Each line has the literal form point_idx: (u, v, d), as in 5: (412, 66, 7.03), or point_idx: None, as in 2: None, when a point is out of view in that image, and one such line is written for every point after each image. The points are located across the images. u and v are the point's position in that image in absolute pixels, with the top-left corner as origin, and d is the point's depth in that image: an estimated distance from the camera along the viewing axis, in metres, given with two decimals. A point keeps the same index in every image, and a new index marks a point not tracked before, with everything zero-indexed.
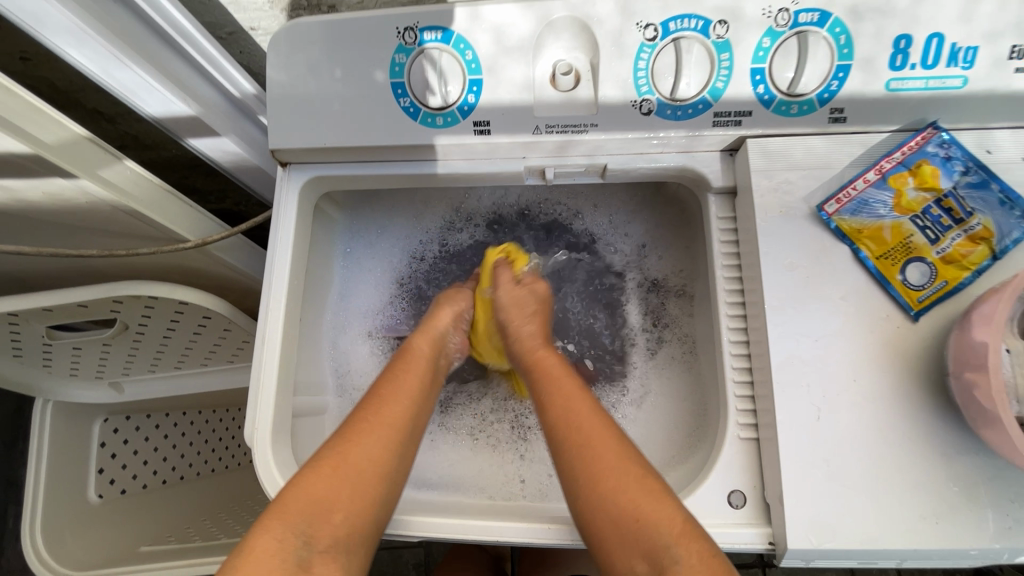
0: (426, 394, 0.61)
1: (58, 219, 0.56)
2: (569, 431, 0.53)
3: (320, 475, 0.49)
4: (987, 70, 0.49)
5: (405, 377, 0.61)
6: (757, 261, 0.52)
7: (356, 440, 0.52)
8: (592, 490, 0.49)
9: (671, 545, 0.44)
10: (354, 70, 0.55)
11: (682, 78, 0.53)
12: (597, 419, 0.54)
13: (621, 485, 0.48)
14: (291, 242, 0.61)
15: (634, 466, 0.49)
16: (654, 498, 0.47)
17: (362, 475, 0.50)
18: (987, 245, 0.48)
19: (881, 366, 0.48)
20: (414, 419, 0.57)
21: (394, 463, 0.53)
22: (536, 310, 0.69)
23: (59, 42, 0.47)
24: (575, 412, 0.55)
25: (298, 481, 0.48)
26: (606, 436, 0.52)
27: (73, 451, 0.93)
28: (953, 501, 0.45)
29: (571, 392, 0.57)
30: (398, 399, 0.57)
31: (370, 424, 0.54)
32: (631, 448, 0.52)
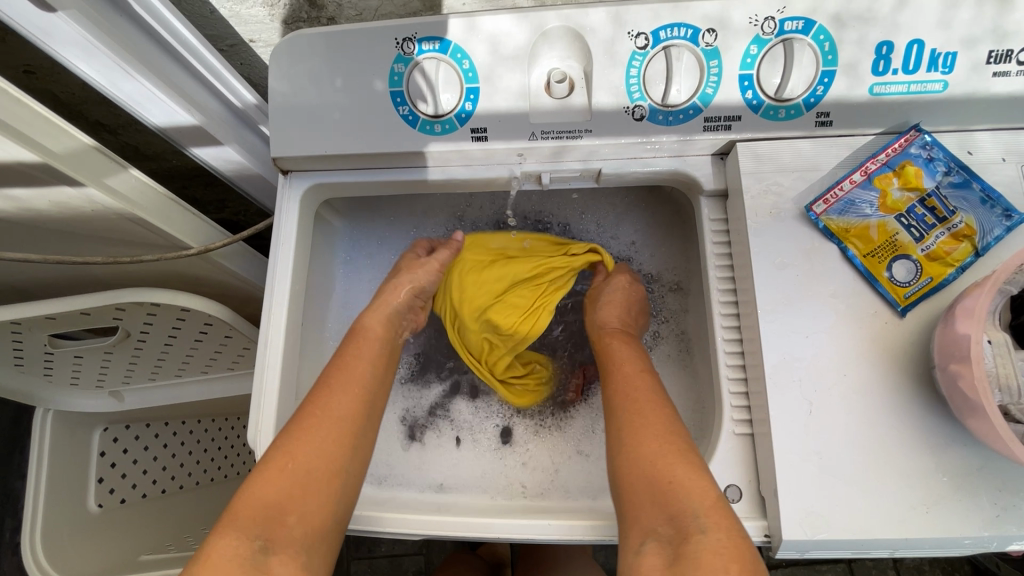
0: (379, 383, 0.62)
1: (62, 227, 0.56)
2: (631, 402, 0.57)
3: (270, 479, 0.51)
4: (966, 74, 0.51)
5: (354, 367, 0.61)
6: (749, 261, 0.53)
7: (303, 438, 0.54)
8: (636, 457, 0.52)
9: (700, 515, 0.46)
10: (355, 80, 0.57)
11: (673, 85, 0.54)
12: (650, 401, 0.57)
13: (662, 457, 0.51)
14: (292, 248, 0.63)
15: (676, 443, 0.52)
16: (692, 471, 0.49)
17: (311, 474, 0.52)
18: (969, 243, 0.49)
19: (871, 360, 0.49)
20: (364, 410, 0.59)
21: (342, 456, 0.55)
22: (631, 304, 0.70)
23: (67, 54, 0.49)
24: (634, 386, 0.59)
25: (253, 486, 0.51)
26: (653, 415, 0.55)
27: (73, 460, 0.93)
28: (943, 491, 0.46)
29: (631, 370, 0.61)
30: (346, 391, 0.58)
31: (316, 421, 0.55)
32: (674, 427, 0.54)
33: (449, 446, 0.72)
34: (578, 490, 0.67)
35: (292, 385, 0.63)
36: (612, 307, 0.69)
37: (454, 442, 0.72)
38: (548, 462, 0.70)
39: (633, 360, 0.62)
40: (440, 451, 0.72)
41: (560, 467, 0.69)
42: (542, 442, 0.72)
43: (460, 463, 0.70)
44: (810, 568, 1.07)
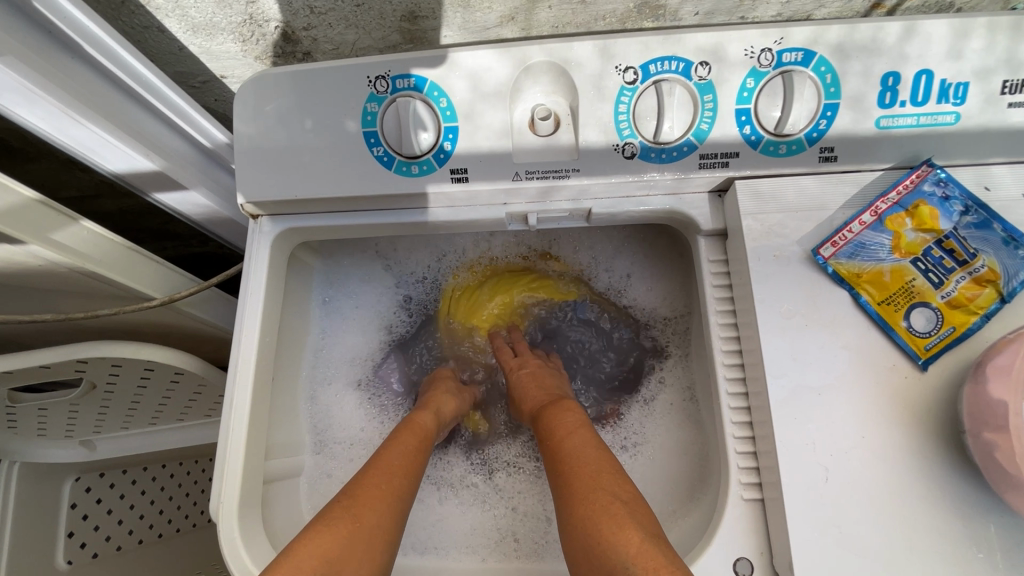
0: (423, 460, 0.59)
1: (9, 283, 0.52)
2: (561, 468, 0.54)
3: (334, 533, 0.47)
4: (979, 106, 0.48)
5: (412, 438, 0.60)
6: (753, 310, 0.49)
7: (365, 500, 0.51)
8: (569, 520, 0.49)
9: (630, 566, 0.42)
10: (326, 120, 0.53)
11: (665, 121, 0.51)
12: (582, 455, 0.54)
13: (588, 517, 0.47)
14: (262, 296, 0.58)
15: (606, 495, 0.49)
16: (616, 522, 0.46)
17: (371, 538, 0.49)
18: (994, 288, 0.45)
19: (891, 420, 0.45)
20: (415, 484, 0.56)
21: (394, 529, 0.52)
22: (551, 380, 0.68)
23: (8, 103, 0.45)
24: (563, 451, 0.55)
25: (309, 539, 0.46)
26: (586, 468, 0.52)
27: (39, 516, 0.86)
28: (978, 570, 0.41)
29: (573, 429, 0.58)
30: (404, 464, 0.56)
31: (378, 484, 0.53)
32: (611, 477, 0.51)
33: (434, 501, 0.67)
34: None
35: (262, 444, 0.58)
36: (529, 389, 0.66)
37: (438, 499, 0.67)
38: (542, 519, 0.64)
39: (567, 418, 0.59)
40: (429, 504, 0.66)
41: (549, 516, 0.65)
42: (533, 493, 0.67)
43: (445, 522, 0.64)
44: None
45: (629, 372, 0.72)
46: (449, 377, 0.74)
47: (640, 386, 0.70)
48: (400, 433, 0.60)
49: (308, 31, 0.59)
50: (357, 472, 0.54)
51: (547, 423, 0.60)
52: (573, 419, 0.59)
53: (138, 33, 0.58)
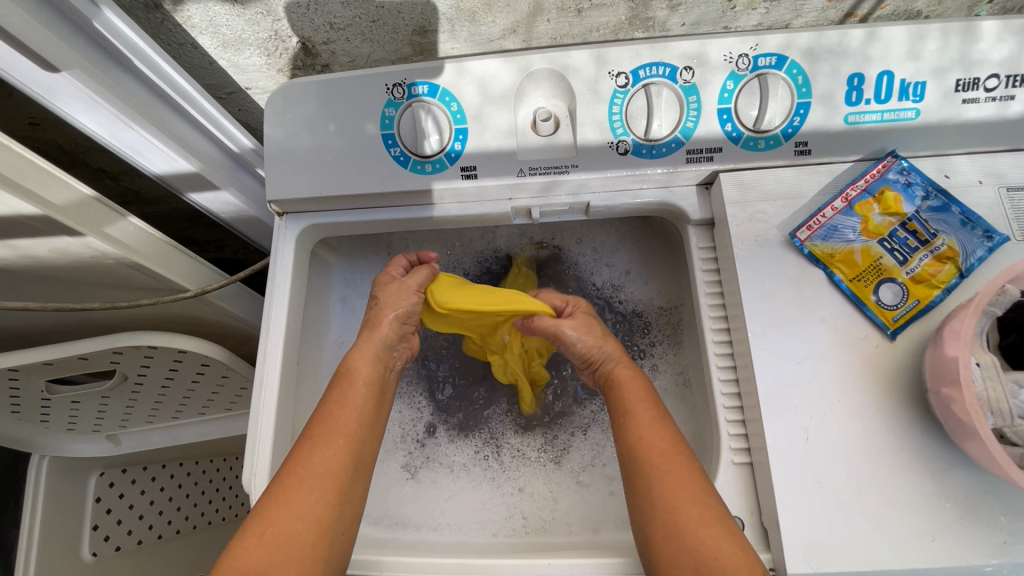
0: (370, 427, 0.57)
1: (63, 275, 0.58)
2: (643, 453, 0.52)
3: (248, 547, 0.47)
4: (937, 102, 0.53)
5: (341, 410, 0.56)
6: (738, 290, 0.54)
7: (286, 502, 0.49)
8: (665, 515, 0.48)
9: None
10: (347, 124, 0.59)
11: (654, 120, 0.56)
12: (666, 444, 0.53)
13: (691, 520, 0.47)
14: (289, 286, 0.63)
15: (704, 499, 0.48)
16: (716, 532, 0.46)
17: (294, 540, 0.48)
18: (953, 264, 0.50)
19: (865, 384, 0.49)
20: (350, 457, 0.54)
21: (334, 515, 0.51)
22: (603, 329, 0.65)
23: (70, 110, 0.51)
24: (651, 434, 0.53)
25: (231, 559, 0.46)
26: (677, 462, 0.51)
27: (66, 510, 0.91)
28: (948, 518, 0.45)
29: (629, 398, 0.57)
30: (332, 447, 0.53)
31: (299, 479, 0.50)
32: (699, 476, 0.50)
33: (446, 480, 0.70)
34: (581, 522, 0.66)
35: (288, 425, 0.63)
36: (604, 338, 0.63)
37: (450, 479, 0.70)
38: (549, 497, 0.68)
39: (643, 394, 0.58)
40: (441, 483, 0.70)
41: (559, 497, 0.68)
42: (541, 474, 0.70)
43: (456, 500, 0.68)
44: None
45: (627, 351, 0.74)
46: (394, 277, 0.65)
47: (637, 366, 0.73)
48: (327, 408, 0.56)
49: (328, 45, 0.64)
50: (281, 465, 0.52)
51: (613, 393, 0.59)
52: (640, 392, 0.58)
53: (174, 50, 0.63)
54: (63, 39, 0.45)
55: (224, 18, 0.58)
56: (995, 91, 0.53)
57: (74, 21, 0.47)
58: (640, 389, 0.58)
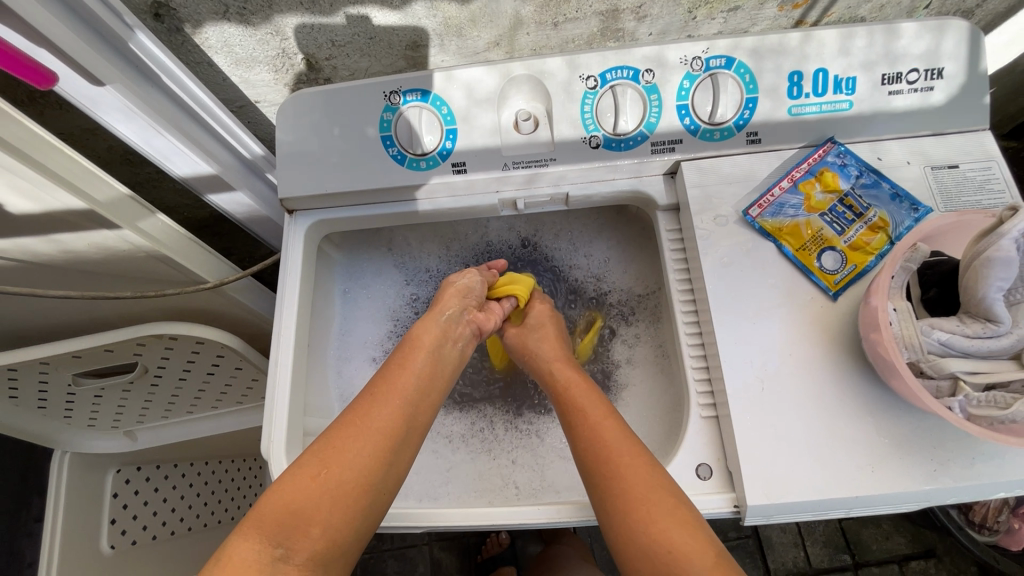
0: (429, 395, 0.60)
1: (97, 268, 0.64)
2: (599, 455, 0.55)
3: (298, 485, 0.50)
4: (867, 93, 0.61)
5: (403, 372, 0.59)
6: (699, 263, 0.61)
7: (336, 449, 0.52)
8: (628, 522, 0.50)
9: None
10: (350, 129, 0.66)
11: (621, 117, 0.64)
12: (621, 441, 0.55)
13: (662, 522, 0.49)
14: (299, 275, 0.70)
15: (666, 497, 0.51)
16: (685, 531, 0.48)
17: (343, 484, 0.51)
18: (884, 233, 0.58)
19: (811, 339, 0.56)
20: (407, 418, 0.56)
21: (381, 471, 0.53)
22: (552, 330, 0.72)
23: (109, 119, 0.58)
24: (604, 436, 0.56)
25: (279, 494, 0.50)
26: (632, 462, 0.53)
27: (88, 503, 0.94)
28: (884, 450, 0.52)
29: (598, 427, 0.57)
30: (388, 403, 0.56)
31: (353, 431, 0.54)
32: (652, 470, 0.53)
33: (446, 451, 0.76)
34: (569, 487, 0.70)
35: (301, 401, 0.69)
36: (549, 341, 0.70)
37: (449, 451, 0.76)
38: (540, 464, 0.74)
39: (595, 403, 0.60)
40: (440, 455, 0.76)
41: (547, 463, 0.74)
42: (532, 443, 0.76)
43: (453, 471, 0.74)
44: (766, 543, 1.26)
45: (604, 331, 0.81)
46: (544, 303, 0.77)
47: (614, 344, 0.80)
48: (389, 370, 0.60)
49: (330, 60, 0.72)
50: (340, 416, 0.56)
51: (580, 419, 0.59)
52: (592, 395, 0.61)
53: (192, 67, 0.70)
54: (106, 58, 0.53)
55: (238, 39, 0.65)
56: (917, 83, 0.61)
57: (114, 45, 0.54)
58: (609, 418, 0.58)
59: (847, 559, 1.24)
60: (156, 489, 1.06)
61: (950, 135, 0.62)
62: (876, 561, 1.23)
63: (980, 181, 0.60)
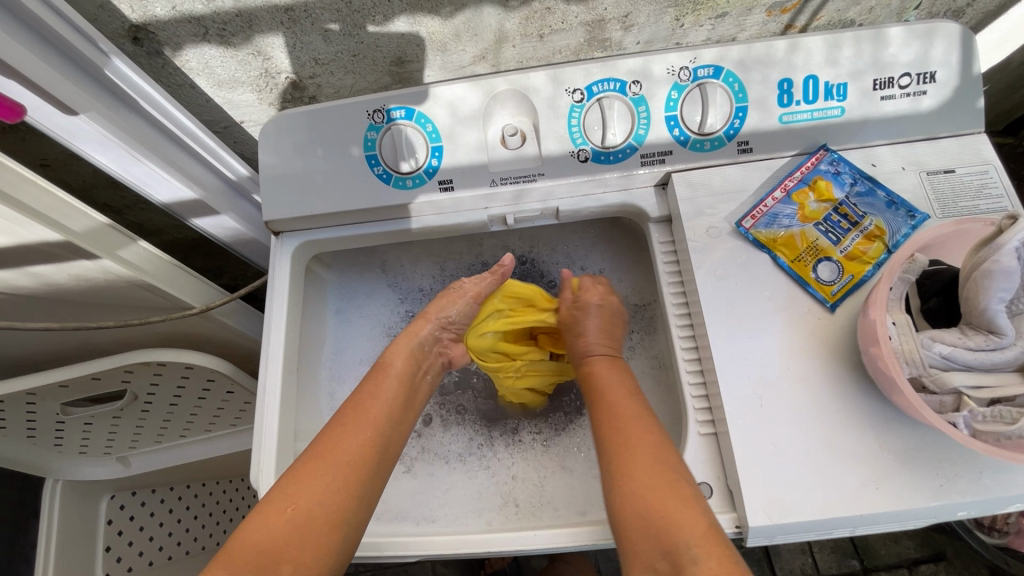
0: (399, 422, 0.61)
1: (78, 298, 0.63)
2: (612, 432, 0.58)
3: (267, 523, 0.50)
4: (858, 101, 0.60)
5: (366, 403, 0.60)
6: (693, 276, 0.59)
7: (305, 484, 0.53)
8: (627, 486, 0.53)
9: (693, 547, 0.46)
10: (333, 149, 0.65)
11: (609, 130, 0.63)
12: (637, 418, 0.58)
13: (653, 487, 0.51)
14: (286, 297, 0.69)
15: (669, 470, 0.52)
16: (682, 501, 0.49)
17: (311, 519, 0.51)
18: (881, 242, 0.57)
19: (810, 352, 0.55)
20: (376, 448, 0.57)
21: (349, 503, 0.53)
22: (609, 321, 0.69)
23: (87, 148, 0.57)
24: (619, 412, 0.59)
25: (249, 527, 0.51)
26: (641, 437, 0.56)
27: (81, 532, 0.92)
28: (889, 466, 0.50)
29: (620, 411, 0.59)
30: (355, 434, 0.57)
31: (321, 465, 0.54)
32: (657, 442, 0.55)
33: (442, 472, 0.74)
34: (567, 506, 0.69)
35: (291, 427, 0.67)
36: (591, 331, 0.68)
37: (445, 471, 0.74)
38: (537, 484, 0.72)
39: (619, 385, 0.63)
40: (436, 476, 0.73)
41: (544, 481, 0.72)
42: (529, 461, 0.74)
43: (449, 492, 0.72)
44: (774, 551, 1.24)
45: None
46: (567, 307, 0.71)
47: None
48: (357, 399, 0.60)
49: (314, 78, 0.70)
50: (307, 448, 0.56)
51: (604, 409, 0.61)
52: (619, 380, 0.64)
53: (173, 90, 0.69)
54: (81, 87, 0.52)
55: (219, 61, 0.64)
56: (909, 88, 0.60)
57: (89, 71, 0.53)
58: (627, 400, 0.61)
59: (856, 565, 1.22)
60: (152, 514, 1.04)
61: (943, 139, 0.60)
62: (885, 565, 1.21)
63: (978, 186, 0.59)
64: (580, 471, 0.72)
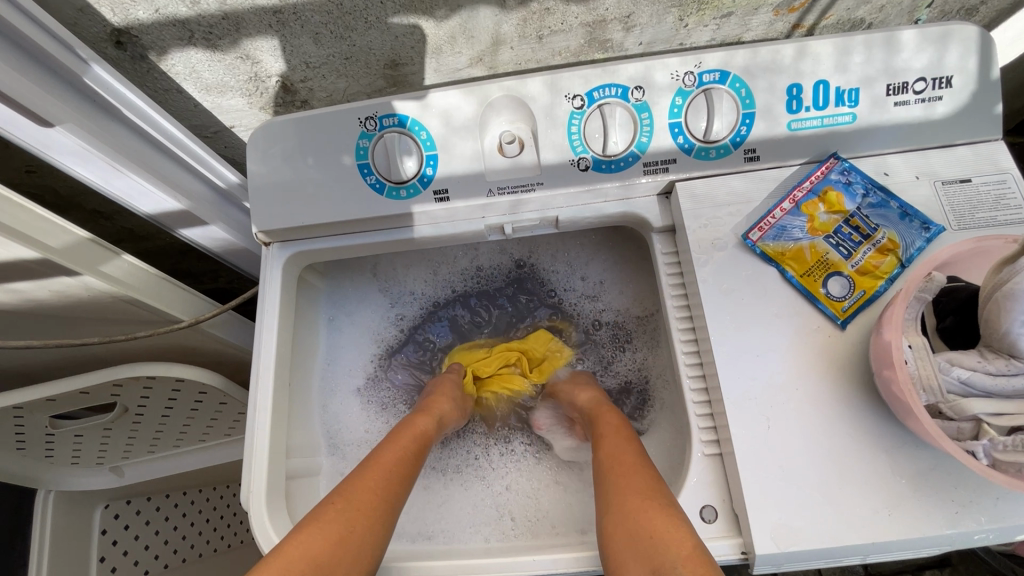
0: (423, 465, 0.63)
1: (63, 312, 0.61)
2: (608, 467, 0.57)
3: (319, 536, 0.49)
4: (869, 108, 0.58)
5: (407, 443, 0.62)
6: (698, 290, 0.57)
7: (357, 505, 0.52)
8: (617, 513, 0.51)
9: (678, 565, 0.43)
10: (325, 158, 0.63)
11: (611, 137, 0.60)
12: (630, 455, 0.57)
13: (640, 508, 0.49)
14: (277, 309, 0.66)
15: (659, 495, 0.50)
16: (668, 520, 0.47)
17: (361, 544, 0.50)
18: (894, 256, 0.54)
19: (819, 372, 0.52)
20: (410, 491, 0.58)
21: (386, 535, 0.53)
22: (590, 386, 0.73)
23: (66, 161, 0.55)
24: (614, 450, 0.58)
25: (299, 539, 0.48)
26: (630, 468, 0.55)
27: (74, 543, 0.90)
28: (902, 492, 0.48)
29: (614, 447, 0.59)
30: (398, 470, 0.58)
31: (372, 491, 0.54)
32: (649, 472, 0.54)
33: (439, 486, 0.72)
34: (565, 524, 0.66)
35: (283, 444, 0.65)
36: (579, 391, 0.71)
37: (442, 486, 0.72)
38: (537, 500, 0.69)
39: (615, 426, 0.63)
40: (433, 492, 0.72)
41: (542, 497, 0.70)
42: (528, 477, 0.72)
43: (447, 509, 0.70)
44: None
45: (588, 365, 0.79)
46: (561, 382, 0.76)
47: (599, 380, 0.77)
48: (396, 439, 0.62)
49: (305, 82, 0.68)
50: (353, 475, 0.56)
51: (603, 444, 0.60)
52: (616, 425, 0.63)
53: (159, 95, 0.66)
54: (58, 98, 0.50)
55: (205, 65, 0.62)
56: (923, 93, 0.58)
57: (66, 80, 0.51)
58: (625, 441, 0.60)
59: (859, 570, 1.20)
60: (148, 523, 1.02)
61: (959, 147, 0.58)
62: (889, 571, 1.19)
63: (995, 196, 0.56)
64: (579, 488, 0.70)
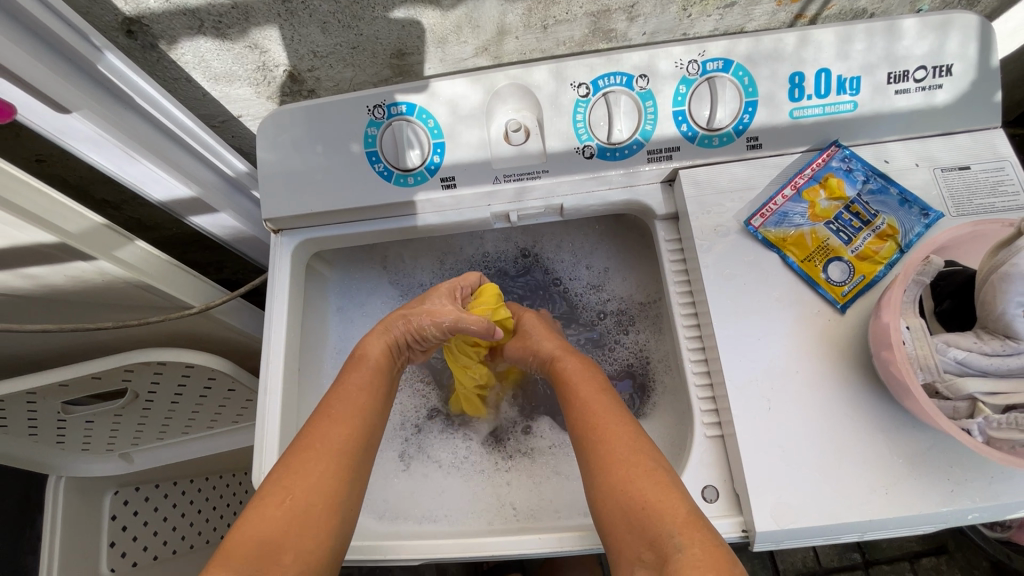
0: (379, 403, 0.62)
1: (77, 298, 0.62)
2: (585, 423, 0.58)
3: (264, 515, 0.50)
4: (871, 96, 0.58)
5: (350, 389, 0.60)
6: (700, 275, 0.58)
7: (299, 473, 0.52)
8: (607, 480, 0.52)
9: (676, 534, 0.46)
10: (333, 146, 0.64)
11: (615, 126, 0.61)
12: (612, 411, 0.58)
13: (633, 475, 0.51)
14: (286, 296, 0.68)
15: (650, 460, 0.52)
16: (661, 489, 0.49)
17: (308, 508, 0.51)
18: (893, 241, 0.55)
19: (819, 355, 0.53)
20: (361, 435, 0.58)
21: (339, 488, 0.53)
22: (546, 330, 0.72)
23: (81, 147, 0.56)
24: (593, 404, 0.59)
25: (246, 523, 0.50)
26: (613, 427, 0.55)
27: (85, 528, 0.92)
28: (898, 471, 0.50)
29: (590, 399, 0.59)
30: (342, 422, 0.57)
31: (313, 454, 0.54)
32: (636, 435, 0.55)
33: (445, 470, 0.74)
34: (568, 507, 0.67)
35: (293, 428, 0.66)
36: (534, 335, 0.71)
37: (449, 470, 0.73)
38: (540, 483, 0.71)
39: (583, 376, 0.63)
40: (439, 475, 0.73)
41: (546, 480, 0.71)
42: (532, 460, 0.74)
43: (453, 491, 0.71)
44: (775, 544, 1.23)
45: (592, 351, 0.80)
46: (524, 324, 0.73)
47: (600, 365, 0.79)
48: (339, 388, 0.61)
49: (313, 71, 0.69)
50: (295, 439, 0.55)
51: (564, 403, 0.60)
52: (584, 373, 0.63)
53: (169, 84, 0.67)
54: (74, 85, 0.50)
55: (214, 54, 0.62)
56: (924, 81, 0.58)
57: (81, 67, 0.52)
58: (599, 395, 0.60)
59: (857, 557, 1.21)
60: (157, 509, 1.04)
61: (958, 135, 0.59)
62: (887, 559, 1.20)
63: (993, 183, 0.57)
64: None
